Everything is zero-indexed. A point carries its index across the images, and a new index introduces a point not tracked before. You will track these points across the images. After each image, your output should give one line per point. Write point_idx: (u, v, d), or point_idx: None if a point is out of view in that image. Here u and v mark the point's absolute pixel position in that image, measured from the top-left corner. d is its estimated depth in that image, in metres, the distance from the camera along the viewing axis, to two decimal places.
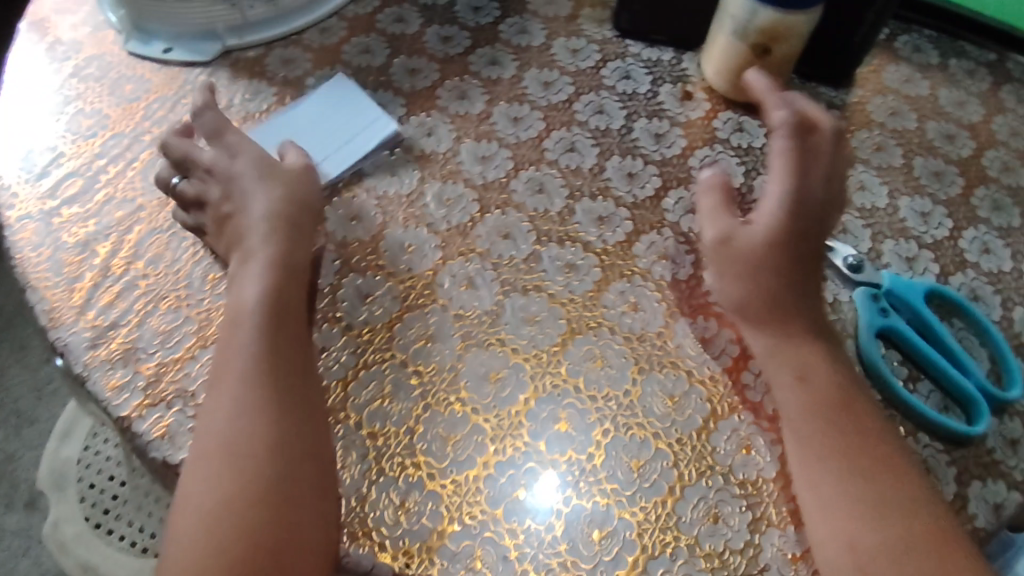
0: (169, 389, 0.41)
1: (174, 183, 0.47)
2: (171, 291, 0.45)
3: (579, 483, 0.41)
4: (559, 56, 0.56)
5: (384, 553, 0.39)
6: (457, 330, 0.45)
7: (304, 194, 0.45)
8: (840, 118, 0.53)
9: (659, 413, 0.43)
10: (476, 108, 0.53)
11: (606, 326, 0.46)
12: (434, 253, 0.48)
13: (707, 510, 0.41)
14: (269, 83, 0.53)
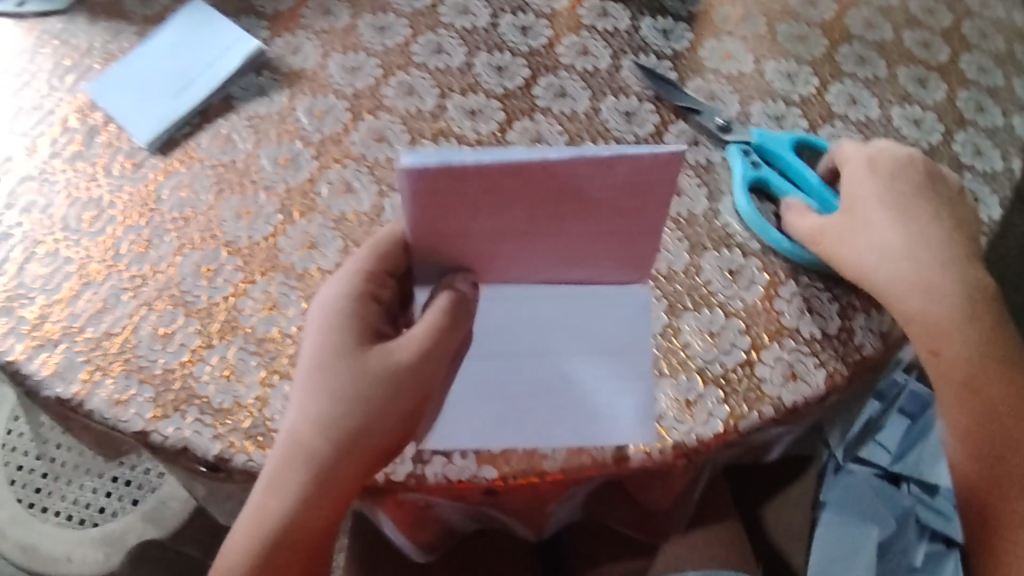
0: (55, 329, 0.62)
1: (55, 157, 0.69)
2: (47, 236, 0.66)
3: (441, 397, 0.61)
4: (368, 35, 0.75)
5: None
6: (229, 258, 0.65)
7: (146, 159, 0.69)
8: (550, 73, 0.74)
9: None
10: (339, 23, 0.76)
11: None
12: (188, 182, 0.68)
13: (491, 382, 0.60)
14: (129, 22, 0.76)
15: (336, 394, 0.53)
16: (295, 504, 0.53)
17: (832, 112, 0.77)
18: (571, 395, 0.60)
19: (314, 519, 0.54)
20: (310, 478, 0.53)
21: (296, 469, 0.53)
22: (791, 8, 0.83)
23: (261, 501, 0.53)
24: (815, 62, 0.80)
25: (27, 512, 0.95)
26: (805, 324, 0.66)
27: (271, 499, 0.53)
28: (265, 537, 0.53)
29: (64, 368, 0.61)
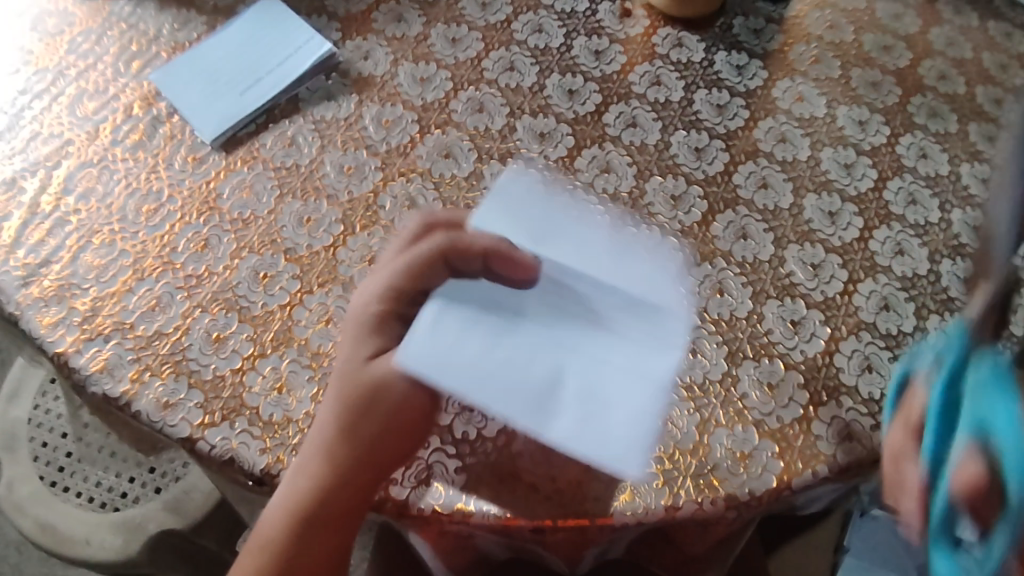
0: (106, 324, 0.61)
1: (116, 145, 0.68)
2: (104, 226, 0.64)
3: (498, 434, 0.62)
4: (441, 46, 0.74)
5: None
6: (287, 264, 0.64)
7: (208, 154, 0.68)
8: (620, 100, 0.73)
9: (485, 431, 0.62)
10: (412, 32, 0.74)
11: None
12: (250, 183, 0.67)
13: None
14: (198, 13, 0.75)
15: (360, 384, 0.55)
16: (324, 488, 0.53)
17: (902, 166, 0.74)
18: (589, 374, 0.55)
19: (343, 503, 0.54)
20: (337, 465, 0.53)
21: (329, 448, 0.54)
22: (866, 53, 0.79)
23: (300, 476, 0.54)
24: (888, 110, 0.76)
25: (47, 490, 0.92)
26: (864, 384, 0.65)
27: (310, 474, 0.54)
28: (302, 513, 0.54)
29: (114, 366, 0.60)
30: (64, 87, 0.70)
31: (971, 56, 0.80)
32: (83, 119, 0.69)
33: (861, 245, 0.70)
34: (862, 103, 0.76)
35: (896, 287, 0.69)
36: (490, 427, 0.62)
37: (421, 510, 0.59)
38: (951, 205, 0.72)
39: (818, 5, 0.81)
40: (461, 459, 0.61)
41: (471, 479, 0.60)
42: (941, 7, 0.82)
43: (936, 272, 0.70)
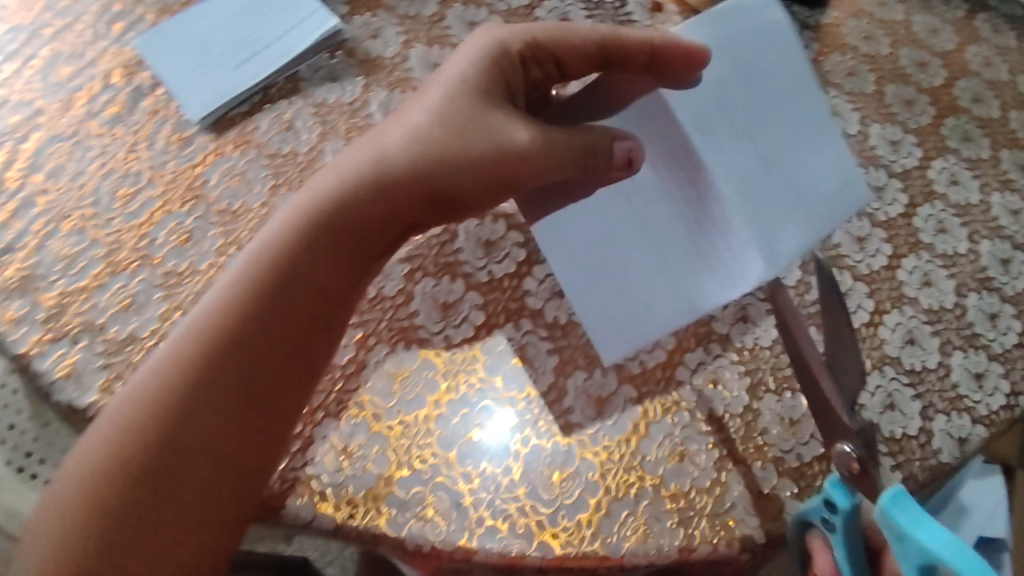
0: (74, 322, 0.55)
1: (93, 118, 0.61)
2: (76, 211, 0.58)
3: (507, 462, 0.56)
4: (457, 30, 0.68)
5: (347, 462, 0.55)
6: None
7: (195, 135, 0.61)
8: None
9: (494, 459, 0.56)
10: (427, 11, 0.68)
11: (452, 373, 0.58)
12: (240, 170, 0.60)
13: (559, 467, 0.56)
14: None
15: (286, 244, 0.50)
16: (228, 360, 0.47)
17: (933, 191, 0.70)
18: (645, 254, 0.54)
19: (252, 427, 0.48)
20: (245, 339, 0.48)
21: (221, 360, 0.47)
22: (900, 67, 0.73)
23: (173, 399, 0.46)
24: (921, 130, 0.71)
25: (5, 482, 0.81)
26: (886, 422, 0.62)
27: (187, 395, 0.47)
28: (180, 440, 0.46)
29: (80, 371, 0.53)
30: (38, 49, 0.64)
31: (1007, 78, 0.75)
32: (57, 87, 0.63)
33: (888, 274, 0.67)
34: (896, 121, 0.71)
35: (921, 320, 0.66)
36: (497, 456, 0.56)
37: (417, 547, 0.53)
38: (980, 235, 0.69)
39: (855, 12, 0.75)
40: (463, 491, 0.55)
41: (473, 514, 0.54)
42: (979, 24, 0.77)
43: (961, 306, 0.67)
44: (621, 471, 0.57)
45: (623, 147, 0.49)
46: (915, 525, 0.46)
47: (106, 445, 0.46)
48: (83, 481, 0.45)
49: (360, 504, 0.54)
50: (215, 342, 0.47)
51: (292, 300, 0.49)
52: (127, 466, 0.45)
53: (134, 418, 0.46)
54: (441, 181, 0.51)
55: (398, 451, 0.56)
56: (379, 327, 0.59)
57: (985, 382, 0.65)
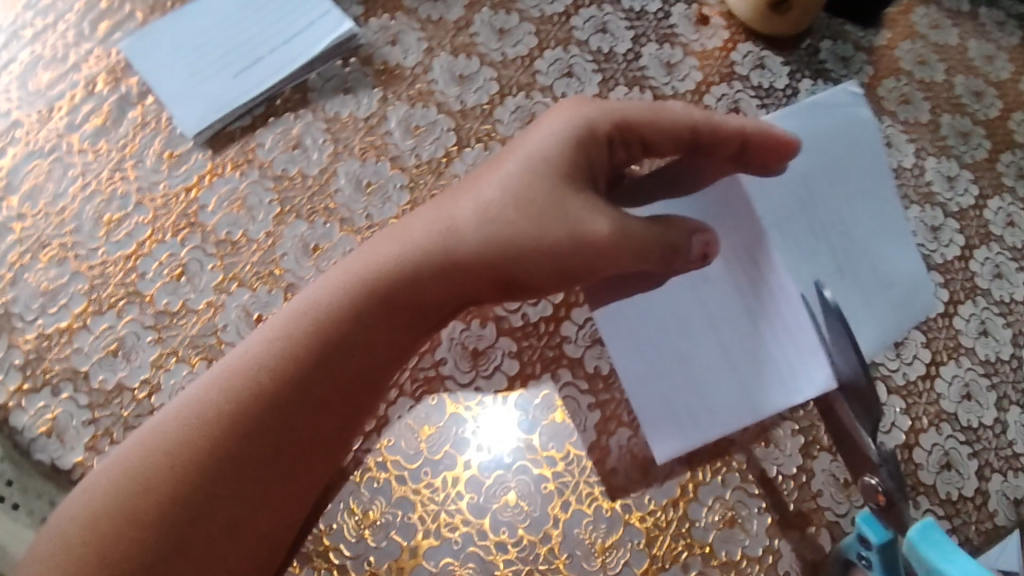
0: (56, 371, 0.49)
1: (77, 133, 0.55)
2: (58, 241, 0.52)
3: (546, 529, 0.51)
4: (486, 38, 0.60)
5: (367, 531, 0.50)
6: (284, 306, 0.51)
7: (191, 153, 0.54)
8: None
9: (532, 525, 0.51)
10: (453, 15, 0.61)
11: (484, 428, 0.53)
12: (241, 194, 0.53)
13: (600, 537, 0.51)
14: None
15: (332, 317, 0.46)
16: (258, 444, 0.44)
17: (989, 233, 0.64)
18: (708, 344, 0.52)
19: (264, 513, 0.45)
20: (278, 424, 0.45)
21: (241, 441, 0.44)
22: (956, 97, 0.67)
23: (180, 479, 0.43)
24: (976, 166, 0.66)
25: None
26: (942, 483, 0.58)
27: (199, 476, 0.43)
28: (182, 528, 0.42)
29: (63, 428, 0.48)
30: (17, 51, 0.57)
31: None
32: (35, 95, 0.56)
33: (944, 320, 0.62)
34: (951, 155, 0.66)
35: (978, 372, 0.61)
36: (535, 523, 0.51)
37: None
38: None
39: (908, 35, 0.69)
40: (498, 563, 0.50)
41: None
42: None
43: (1018, 357, 0.62)
44: (668, 539, 0.52)
45: (701, 240, 0.48)
46: (948, 561, 0.41)
47: (94, 520, 0.42)
48: (69, 564, 0.41)
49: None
50: (237, 420, 0.44)
51: (327, 380, 0.46)
52: (122, 551, 0.41)
53: (133, 497, 0.42)
54: (504, 262, 0.47)
55: (425, 518, 0.50)
56: (401, 378, 0.53)
57: None
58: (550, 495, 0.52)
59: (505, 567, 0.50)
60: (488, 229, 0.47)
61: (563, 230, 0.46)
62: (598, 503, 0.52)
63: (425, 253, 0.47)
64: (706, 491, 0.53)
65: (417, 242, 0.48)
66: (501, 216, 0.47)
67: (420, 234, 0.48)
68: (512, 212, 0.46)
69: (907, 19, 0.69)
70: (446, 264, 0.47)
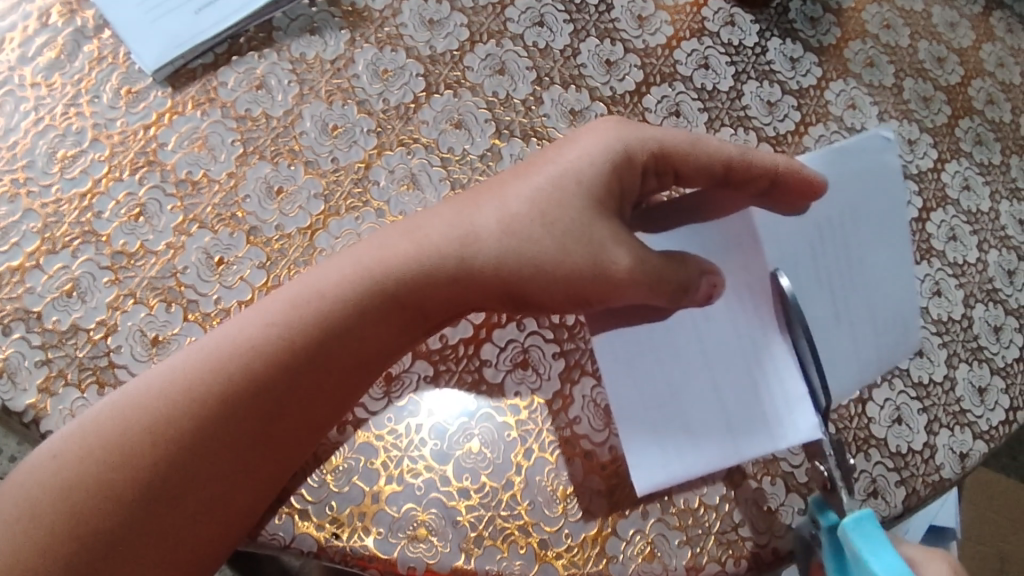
0: (8, 310, 0.47)
1: (29, 66, 0.52)
2: (10, 176, 0.50)
3: (508, 476, 0.51)
4: None
5: (329, 477, 0.49)
6: (246, 248, 0.50)
7: (149, 90, 0.52)
8: (666, 81, 0.62)
9: (494, 472, 0.51)
10: None
11: (448, 376, 0.53)
12: (202, 134, 0.52)
13: (561, 485, 0.52)
14: None
15: (344, 320, 0.46)
16: (257, 438, 0.45)
17: (946, 196, 0.66)
18: (701, 381, 0.51)
19: (231, 500, 0.44)
20: (277, 419, 0.45)
21: (225, 426, 0.44)
22: (919, 62, 0.68)
23: (157, 458, 0.43)
24: (936, 131, 0.67)
25: None
26: (893, 436, 0.60)
27: (175, 457, 0.43)
28: (163, 511, 0.43)
29: (15, 369, 0.46)
30: None
31: (1018, 82, 0.71)
32: None
33: None
34: (913, 119, 0.67)
35: (930, 331, 0.63)
36: (498, 470, 0.51)
37: (409, 570, 0.49)
38: (989, 245, 0.65)
39: None
40: (460, 509, 0.50)
41: (470, 533, 0.50)
42: (995, 21, 0.72)
43: (968, 317, 0.64)
44: (628, 487, 0.53)
45: (709, 282, 0.48)
46: (875, 554, 0.43)
47: (63, 489, 0.42)
48: (33, 530, 0.41)
49: (346, 522, 0.49)
50: (224, 405, 0.44)
51: (320, 373, 0.46)
52: (89, 523, 0.42)
53: (111, 471, 0.42)
54: (515, 280, 0.47)
55: (387, 464, 0.50)
56: None
57: (987, 398, 0.62)
58: (513, 444, 0.52)
59: (466, 514, 0.50)
60: (507, 245, 0.46)
61: (579, 252, 0.46)
62: (560, 451, 0.52)
63: (439, 259, 0.47)
64: None
65: (432, 247, 0.47)
66: (520, 231, 0.46)
67: (436, 235, 0.47)
68: (532, 227, 0.46)
69: None
70: (458, 272, 0.47)
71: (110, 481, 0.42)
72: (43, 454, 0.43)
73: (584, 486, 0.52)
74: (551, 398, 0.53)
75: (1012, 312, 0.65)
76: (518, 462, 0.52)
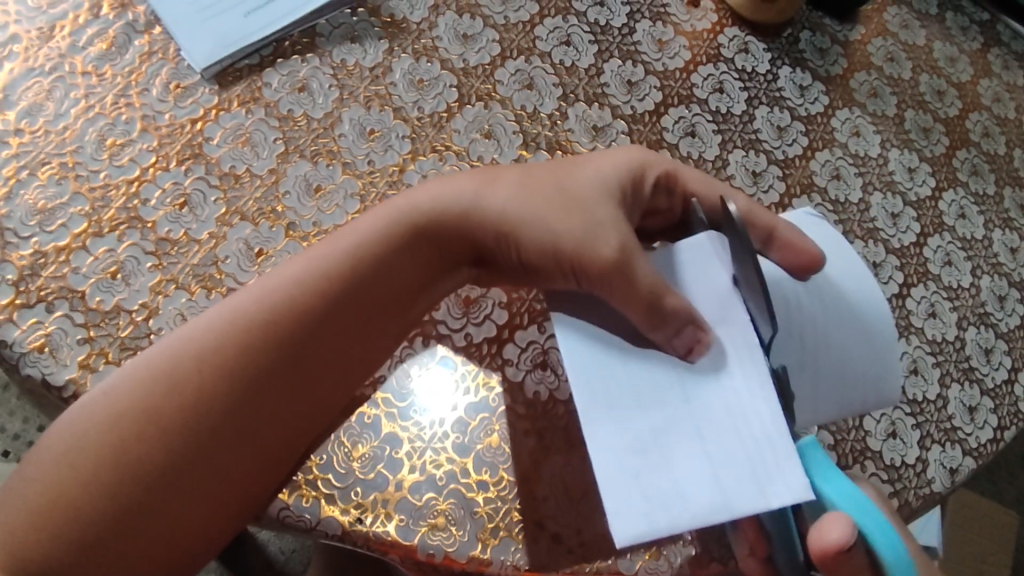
0: (50, 290, 0.49)
1: (78, 55, 0.54)
2: (57, 159, 0.52)
3: (524, 470, 0.53)
4: (489, 3, 0.63)
5: (356, 463, 0.51)
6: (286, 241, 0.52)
7: (196, 86, 0.55)
8: (684, 102, 0.65)
9: (510, 466, 0.53)
10: None
11: (469, 371, 0.55)
12: (245, 131, 0.54)
13: (575, 482, 0.54)
14: None
15: (381, 255, 0.49)
16: (294, 366, 0.46)
17: (942, 223, 0.69)
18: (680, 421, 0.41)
19: (266, 443, 0.46)
20: (315, 347, 0.47)
21: (266, 353, 0.46)
22: (920, 94, 0.72)
23: (196, 389, 0.44)
24: (935, 160, 0.71)
25: None
26: (888, 449, 0.62)
27: (218, 381, 0.45)
28: (206, 435, 0.44)
29: (57, 346, 0.47)
30: None
31: (1012, 117, 0.75)
32: (35, 12, 0.55)
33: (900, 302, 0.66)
34: (913, 148, 0.70)
35: (925, 351, 0.66)
36: (516, 465, 0.53)
37: (428, 557, 0.50)
38: (982, 271, 0.69)
39: (881, 32, 0.73)
40: (478, 500, 0.52)
41: (487, 524, 0.51)
42: (991, 58, 0.76)
43: (961, 339, 0.67)
44: None
45: (693, 333, 0.42)
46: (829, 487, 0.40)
47: (109, 420, 0.43)
48: (80, 454, 0.42)
49: (372, 507, 0.50)
50: (267, 333, 0.46)
51: (350, 314, 0.48)
52: (134, 447, 0.43)
53: (158, 395, 0.44)
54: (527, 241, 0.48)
55: (410, 454, 0.52)
56: None
57: (977, 416, 0.65)
58: (529, 438, 0.54)
59: (483, 506, 0.52)
60: (524, 205, 0.49)
61: (582, 223, 0.47)
62: (576, 450, 0.54)
63: (469, 206, 0.50)
64: None
65: (462, 196, 0.50)
66: (538, 195, 0.49)
67: (468, 185, 0.50)
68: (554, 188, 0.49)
69: (880, 16, 0.74)
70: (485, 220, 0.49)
71: (158, 403, 0.44)
72: (95, 388, 0.44)
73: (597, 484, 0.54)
74: (567, 397, 0.56)
75: (1001, 336, 0.68)
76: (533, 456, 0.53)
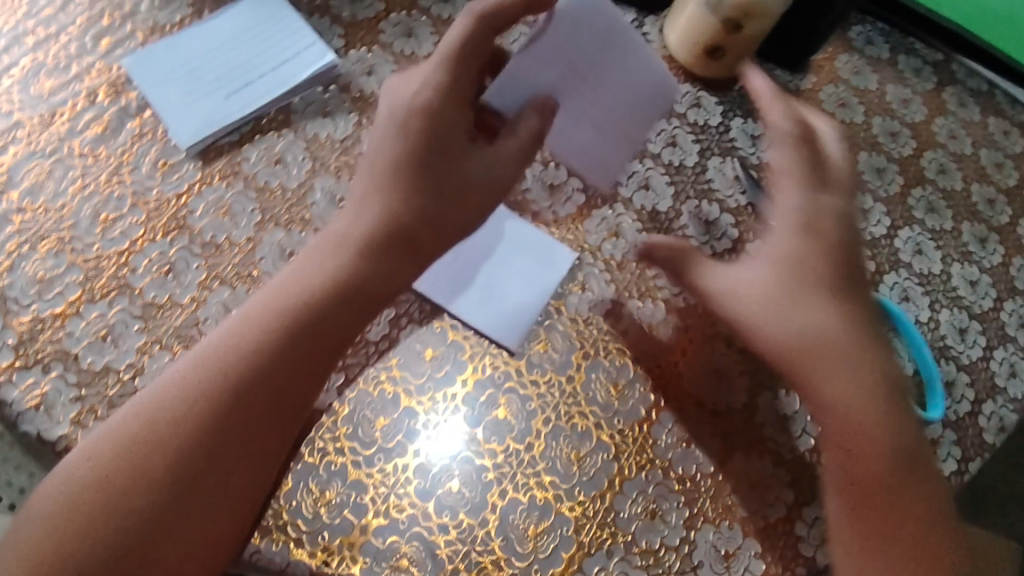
0: (47, 353, 0.54)
1: (75, 138, 0.61)
2: (55, 232, 0.58)
3: (483, 513, 0.57)
4: None
5: (323, 510, 0.55)
6: None
7: (182, 162, 0.60)
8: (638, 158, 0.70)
9: (470, 510, 0.56)
10: (423, 47, 0.67)
11: (430, 418, 0.59)
12: (225, 202, 0.60)
13: (532, 523, 0.57)
14: None
15: (326, 283, 0.51)
16: (265, 396, 0.48)
17: (898, 260, 0.71)
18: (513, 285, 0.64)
19: (243, 475, 0.47)
20: (280, 376, 0.49)
21: (231, 388, 0.47)
22: (872, 137, 0.76)
23: (175, 439, 0.46)
24: (889, 200, 0.73)
25: None
26: None
27: (195, 429, 0.46)
28: (191, 479, 0.46)
29: (52, 403, 0.52)
30: (19, 57, 0.63)
31: (970, 153, 0.77)
32: (38, 100, 0.62)
33: None
34: (866, 190, 0.73)
35: None
36: (475, 508, 0.57)
37: None
38: (940, 305, 0.70)
39: (832, 79, 0.77)
40: (439, 542, 0.55)
41: (447, 565, 0.55)
42: (946, 96, 0.79)
43: None
44: (595, 527, 0.58)
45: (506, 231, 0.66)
46: None
47: (94, 482, 0.45)
48: (70, 521, 0.44)
49: (338, 550, 0.54)
50: (230, 374, 0.48)
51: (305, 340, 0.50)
52: (123, 506, 0.44)
53: (140, 454, 0.45)
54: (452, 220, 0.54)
55: (375, 499, 0.56)
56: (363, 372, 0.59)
57: None
58: (488, 481, 0.57)
59: (443, 548, 0.55)
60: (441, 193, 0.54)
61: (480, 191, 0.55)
62: (533, 492, 0.58)
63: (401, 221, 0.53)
64: (633, 484, 0.59)
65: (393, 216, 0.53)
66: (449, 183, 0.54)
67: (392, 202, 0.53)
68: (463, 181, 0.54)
69: (831, 65, 0.78)
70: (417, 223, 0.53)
71: (141, 461, 0.45)
72: (78, 458, 0.46)
73: (554, 526, 0.57)
74: (526, 443, 0.59)
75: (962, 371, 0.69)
76: (492, 499, 0.57)
